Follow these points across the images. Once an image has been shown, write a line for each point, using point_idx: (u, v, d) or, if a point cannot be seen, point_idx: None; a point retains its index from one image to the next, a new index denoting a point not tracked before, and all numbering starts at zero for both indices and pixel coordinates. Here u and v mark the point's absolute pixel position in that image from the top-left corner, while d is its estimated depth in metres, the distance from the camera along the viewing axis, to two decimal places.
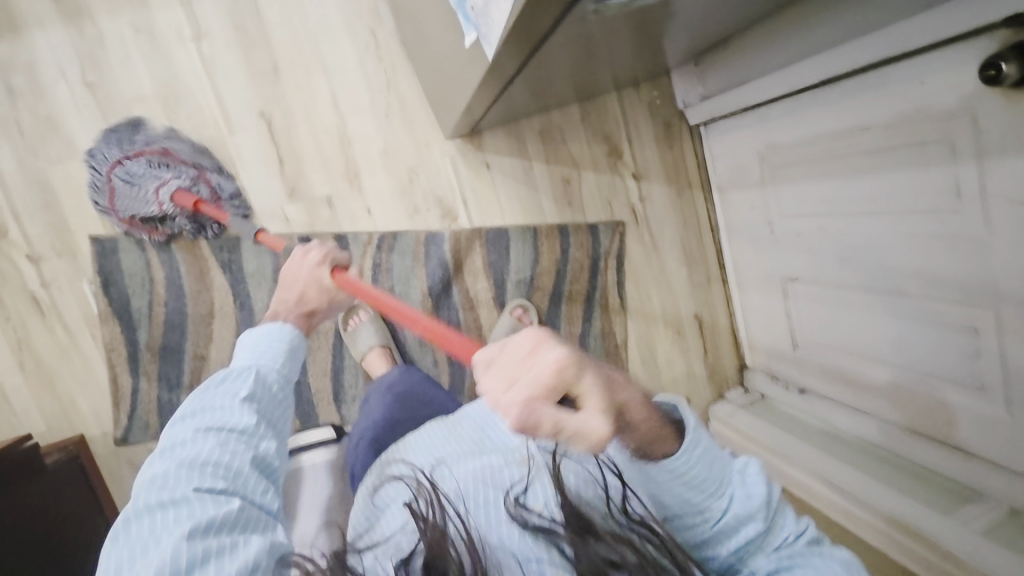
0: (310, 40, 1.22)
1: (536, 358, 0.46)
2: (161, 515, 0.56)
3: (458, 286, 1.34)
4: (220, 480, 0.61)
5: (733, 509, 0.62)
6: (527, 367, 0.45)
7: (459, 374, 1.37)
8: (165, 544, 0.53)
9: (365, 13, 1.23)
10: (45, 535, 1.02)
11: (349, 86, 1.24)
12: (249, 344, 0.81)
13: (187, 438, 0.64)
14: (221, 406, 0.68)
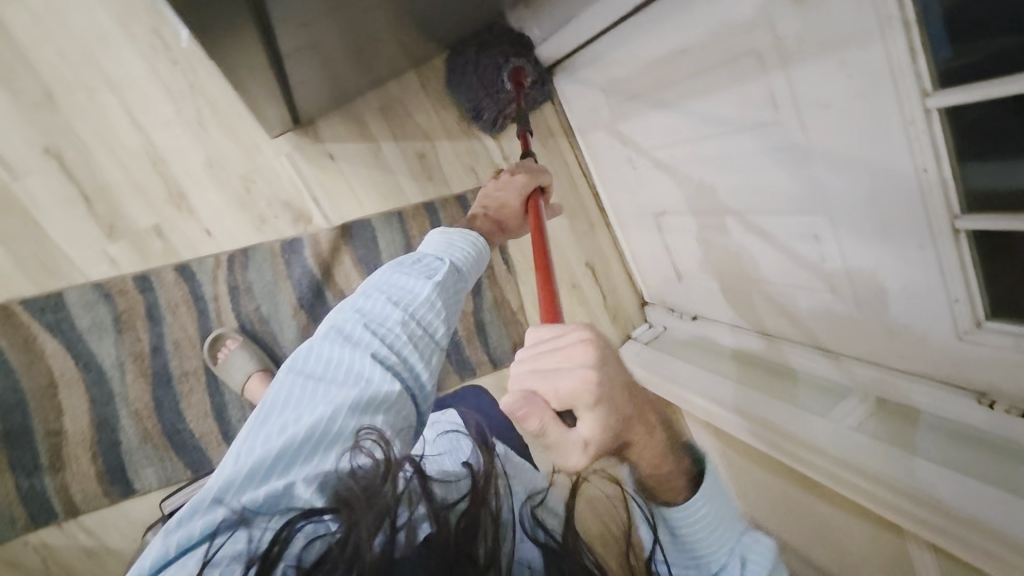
0: (84, 54, 1.06)
1: (552, 361, 0.46)
2: (325, 377, 0.57)
3: (331, 290, 1.24)
4: (386, 359, 0.60)
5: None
6: (549, 367, 0.46)
7: None
8: (320, 408, 0.54)
9: (141, 11, 1.08)
10: None
11: (145, 97, 1.10)
12: (438, 240, 0.78)
13: (376, 322, 0.62)
14: (416, 292, 0.65)
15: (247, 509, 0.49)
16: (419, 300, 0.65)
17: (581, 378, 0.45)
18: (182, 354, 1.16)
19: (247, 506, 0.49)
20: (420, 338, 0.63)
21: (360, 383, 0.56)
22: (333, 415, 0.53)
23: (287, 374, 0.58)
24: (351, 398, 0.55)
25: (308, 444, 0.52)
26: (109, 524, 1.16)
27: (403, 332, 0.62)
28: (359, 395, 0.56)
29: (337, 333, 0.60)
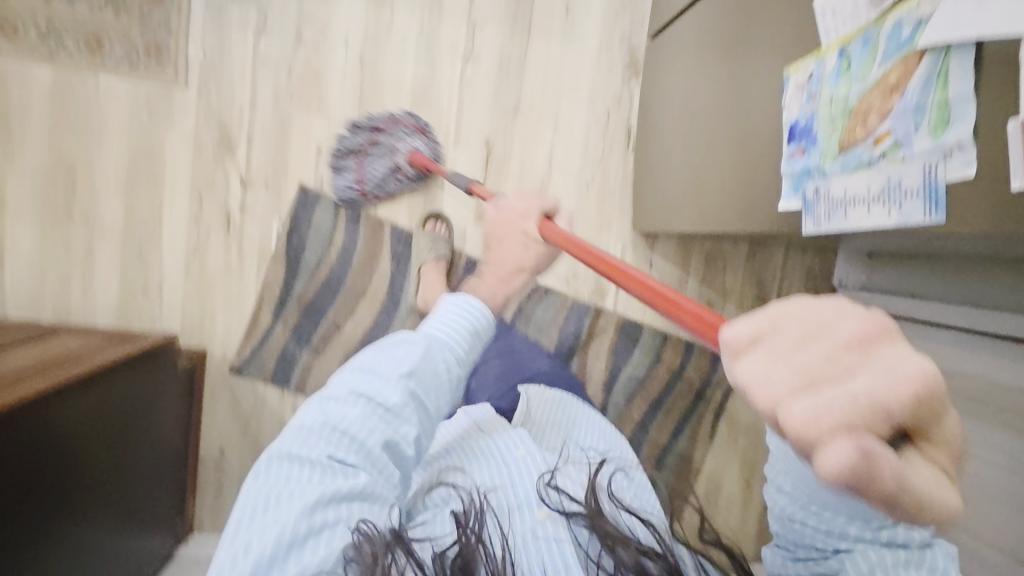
0: (555, 98, 1.30)
1: (847, 366, 0.33)
2: (280, 490, 0.58)
3: (580, 356, 1.39)
4: (352, 448, 0.61)
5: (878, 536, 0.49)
6: (830, 368, 0.34)
7: None
8: (291, 509, 0.56)
9: (610, 95, 1.32)
10: (142, 435, 1.07)
11: (569, 148, 1.32)
12: (450, 305, 0.76)
13: (347, 422, 0.62)
14: (374, 384, 0.65)
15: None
16: (379, 390, 0.65)
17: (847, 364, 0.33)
18: None
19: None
20: (382, 449, 0.64)
21: (293, 487, 0.58)
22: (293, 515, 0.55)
23: (258, 489, 0.58)
24: (320, 493, 0.58)
25: (280, 550, 0.53)
26: None
27: (361, 446, 0.62)
28: (309, 492, 0.57)
29: (317, 444, 0.61)
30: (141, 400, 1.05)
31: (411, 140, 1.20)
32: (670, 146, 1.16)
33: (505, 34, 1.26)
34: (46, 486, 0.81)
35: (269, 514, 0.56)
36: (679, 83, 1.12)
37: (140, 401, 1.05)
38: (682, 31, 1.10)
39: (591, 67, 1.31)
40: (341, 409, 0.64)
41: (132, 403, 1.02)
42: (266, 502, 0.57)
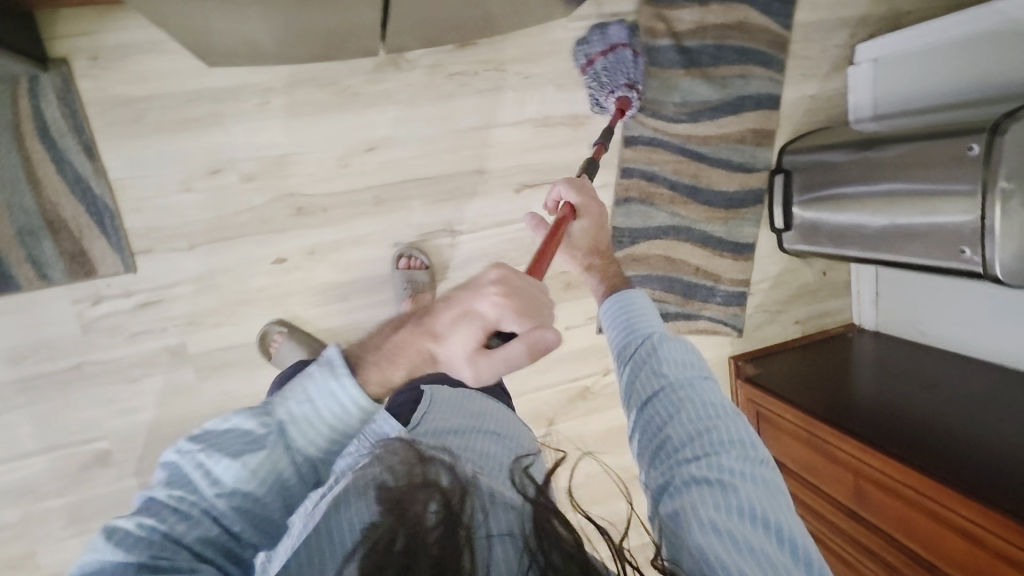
0: (454, 133, 1.28)
1: (472, 309, 0.63)
2: (311, 386, 0.63)
3: (685, 38, 1.38)
4: (213, 479, 0.59)
5: (743, 467, 0.64)
6: (457, 295, 0.64)
7: (756, 54, 1.44)
8: (224, 478, 0.59)
9: (435, 77, 1.24)
10: (822, 381, 1.44)
11: (499, 108, 1.30)
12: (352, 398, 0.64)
13: (318, 393, 0.63)
14: (330, 389, 0.63)
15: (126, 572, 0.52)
16: (345, 403, 0.63)
17: (493, 307, 0.62)
18: (680, 168, 1.44)
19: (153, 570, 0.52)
20: (330, 436, 0.64)
21: (237, 429, 0.62)
22: (266, 454, 0.61)
23: (283, 402, 0.64)
24: (264, 449, 0.61)
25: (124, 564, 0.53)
26: (763, 267, 1.58)
27: (329, 430, 0.64)
28: (278, 453, 0.62)
29: (292, 407, 0.63)
30: (796, 393, 1.42)
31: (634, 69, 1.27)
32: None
33: (419, 201, 1.28)
34: (914, 433, 1.19)
35: (233, 453, 0.60)
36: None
37: (797, 393, 1.42)
38: (397, 8, 1.00)
39: (410, 105, 1.24)
40: (306, 380, 0.64)
41: (811, 394, 1.40)
42: (220, 442, 0.61)
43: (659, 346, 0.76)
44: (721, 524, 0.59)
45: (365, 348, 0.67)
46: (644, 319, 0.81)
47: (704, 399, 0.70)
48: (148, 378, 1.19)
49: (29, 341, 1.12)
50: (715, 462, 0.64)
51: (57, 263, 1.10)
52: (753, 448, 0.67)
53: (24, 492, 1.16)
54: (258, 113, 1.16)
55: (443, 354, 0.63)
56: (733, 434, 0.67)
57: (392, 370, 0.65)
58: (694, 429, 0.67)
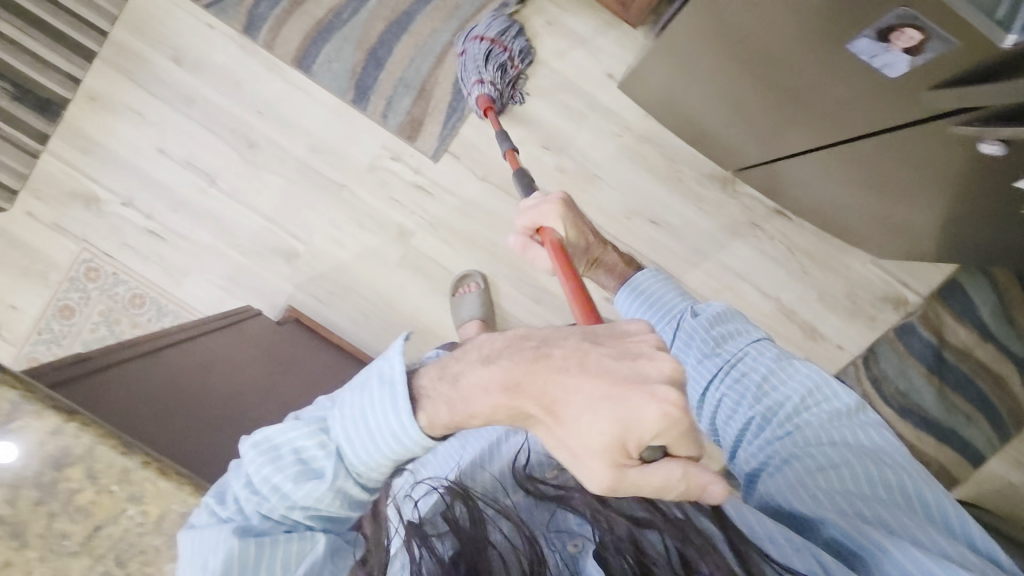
0: (717, 263, 1.37)
1: (630, 402, 0.51)
2: (371, 411, 0.64)
3: (948, 348, 1.39)
4: (287, 483, 0.66)
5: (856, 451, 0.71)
6: (603, 367, 0.53)
7: (994, 410, 1.42)
8: (294, 496, 0.66)
9: (741, 215, 1.35)
10: None
11: (764, 274, 1.37)
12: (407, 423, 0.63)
13: (375, 424, 0.63)
14: (392, 430, 0.63)
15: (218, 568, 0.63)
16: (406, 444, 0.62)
17: (663, 415, 0.50)
18: None
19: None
20: (388, 466, 0.66)
21: (297, 444, 0.67)
22: (327, 486, 0.66)
23: (337, 427, 0.66)
24: (325, 481, 0.66)
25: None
26: None
27: (389, 463, 0.65)
28: (340, 478, 0.66)
29: (351, 432, 0.65)
30: None
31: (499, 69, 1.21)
32: (850, 204, 1.18)
33: None
34: None
35: (302, 476, 0.66)
36: (816, 183, 1.17)
37: None
38: (779, 164, 1.16)
39: (707, 218, 1.35)
40: (366, 405, 0.64)
41: None
42: (286, 452, 0.67)
43: (698, 325, 0.84)
44: (833, 491, 0.68)
45: (455, 370, 0.60)
46: (670, 302, 0.89)
47: (794, 386, 0.76)
48: (370, 233, 1.33)
49: (332, 144, 1.31)
50: (805, 432, 0.73)
51: (400, 115, 1.29)
52: (850, 405, 0.75)
53: (225, 231, 1.31)
54: (607, 137, 1.32)
55: (571, 430, 0.53)
56: (801, 404, 0.75)
57: (480, 408, 0.57)
58: (797, 425, 0.74)
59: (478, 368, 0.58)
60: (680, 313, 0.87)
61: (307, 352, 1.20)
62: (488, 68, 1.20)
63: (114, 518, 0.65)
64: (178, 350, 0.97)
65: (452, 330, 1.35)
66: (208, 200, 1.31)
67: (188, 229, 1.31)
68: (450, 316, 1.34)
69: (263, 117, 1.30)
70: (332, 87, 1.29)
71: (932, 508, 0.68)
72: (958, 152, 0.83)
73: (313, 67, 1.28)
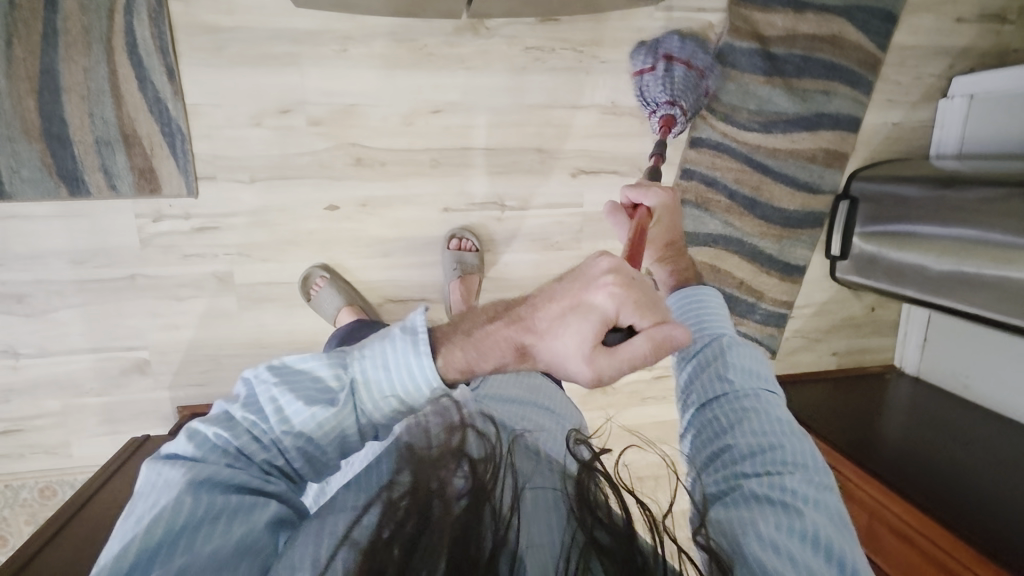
0: (521, 108, 1.27)
1: (588, 300, 0.57)
2: (387, 358, 0.58)
3: (773, 44, 1.32)
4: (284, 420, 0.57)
5: (808, 492, 0.61)
6: (570, 288, 0.58)
7: (844, 72, 1.38)
8: (288, 435, 0.57)
9: (511, 48, 1.23)
10: (851, 420, 1.41)
11: (570, 89, 1.28)
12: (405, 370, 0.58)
13: (393, 362, 0.58)
14: (407, 367, 0.58)
15: (153, 523, 0.50)
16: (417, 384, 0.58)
17: (613, 296, 0.56)
18: (742, 177, 1.40)
19: (138, 555, 0.49)
20: (393, 409, 0.59)
21: (314, 372, 0.59)
22: (332, 415, 0.58)
23: (356, 362, 0.59)
24: (331, 410, 0.57)
25: (173, 533, 0.50)
26: (808, 293, 1.54)
27: (398, 403, 0.59)
28: (345, 412, 0.58)
29: (367, 368, 0.59)
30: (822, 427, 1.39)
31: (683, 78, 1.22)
32: None
33: (475, 170, 1.28)
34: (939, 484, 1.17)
35: (307, 402, 0.57)
36: None
37: (823, 428, 1.38)
38: None
39: (482, 72, 1.23)
40: (384, 345, 0.59)
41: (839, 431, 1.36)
42: (302, 378, 0.59)
43: (720, 350, 0.74)
44: (782, 543, 0.57)
45: (452, 326, 0.63)
46: (709, 313, 0.79)
47: (775, 415, 0.68)
48: (194, 299, 1.24)
49: (91, 246, 1.18)
50: (776, 482, 0.61)
51: (126, 176, 1.15)
52: (818, 473, 0.63)
53: (67, 386, 1.23)
54: (335, 59, 1.17)
55: (547, 343, 0.57)
56: (794, 451, 0.64)
57: (487, 357, 0.58)
58: (758, 441, 0.65)
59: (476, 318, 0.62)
60: (714, 338, 0.76)
61: None
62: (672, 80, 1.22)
63: None
64: (83, 518, 0.99)
65: (333, 329, 1.30)
66: (28, 371, 1.21)
67: (34, 407, 1.23)
68: (320, 319, 1.29)
69: (6, 266, 1.16)
70: (41, 194, 1.13)
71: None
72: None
73: (5, 187, 1.11)
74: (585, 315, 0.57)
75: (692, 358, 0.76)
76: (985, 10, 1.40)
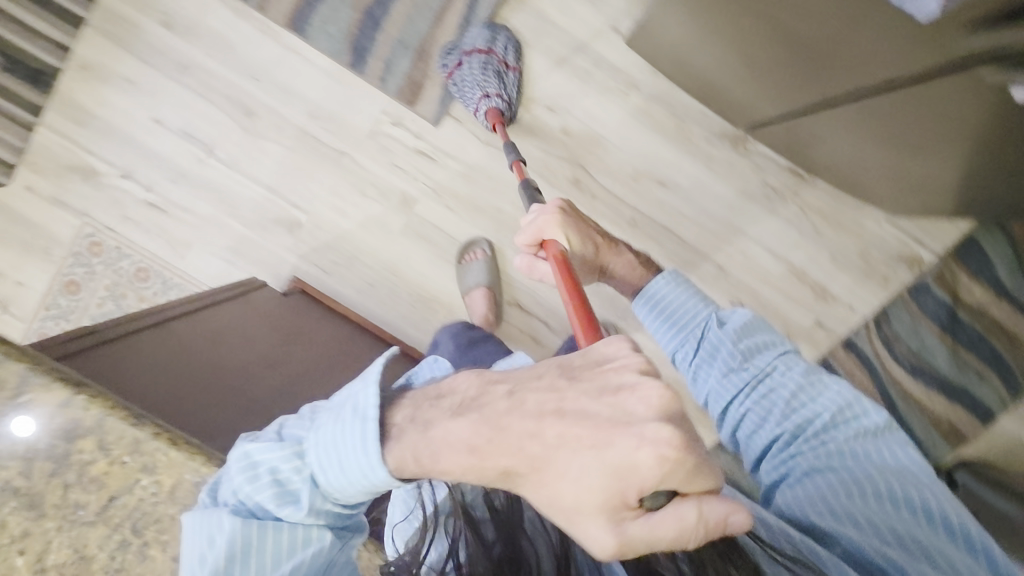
0: (729, 225, 1.34)
1: (617, 448, 0.46)
2: (342, 443, 0.59)
3: (963, 308, 1.37)
4: (271, 491, 0.61)
5: (869, 442, 0.70)
6: (586, 408, 0.49)
7: (1009, 369, 1.40)
8: (276, 511, 0.61)
9: (751, 176, 1.32)
10: None
11: (775, 235, 1.35)
12: (359, 464, 0.58)
13: (347, 456, 0.59)
14: (362, 468, 0.58)
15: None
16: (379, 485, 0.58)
17: (656, 454, 0.45)
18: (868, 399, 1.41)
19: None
20: (368, 495, 0.61)
21: (274, 465, 0.62)
22: (305, 512, 0.61)
23: (311, 454, 0.61)
24: (302, 506, 0.61)
25: None
26: None
27: (366, 493, 0.60)
28: (316, 506, 0.62)
29: (327, 457, 0.60)
30: None
31: (503, 73, 1.20)
32: (864, 162, 1.16)
33: (658, 247, 1.34)
34: None
35: (280, 499, 0.62)
36: (828, 143, 1.15)
37: None
38: (791, 124, 1.13)
39: (717, 178, 1.32)
40: (339, 434, 0.60)
41: None
42: (263, 472, 0.62)
43: (723, 335, 0.78)
44: (860, 514, 0.66)
45: (427, 416, 0.56)
46: (677, 309, 0.84)
47: (794, 381, 0.74)
48: (373, 201, 1.30)
49: (331, 111, 1.27)
50: (829, 443, 0.70)
51: (398, 78, 1.25)
52: (849, 406, 0.72)
53: (227, 202, 1.30)
54: (614, 96, 1.28)
55: (557, 486, 0.48)
56: (834, 420, 0.71)
57: (457, 463, 0.52)
58: (801, 422, 0.72)
59: (449, 420, 0.54)
60: (703, 322, 0.81)
61: (313, 321, 1.20)
62: (490, 70, 1.18)
63: (127, 489, 0.62)
64: (179, 324, 0.98)
65: (458, 298, 1.34)
66: (208, 170, 1.29)
67: (189, 201, 1.30)
68: (456, 284, 1.33)
69: (259, 83, 1.26)
70: (329, 51, 1.24)
71: (954, 528, 0.64)
72: (988, 98, 0.79)
73: (308, 29, 1.24)
74: (608, 464, 0.46)
75: (705, 364, 0.79)
76: None
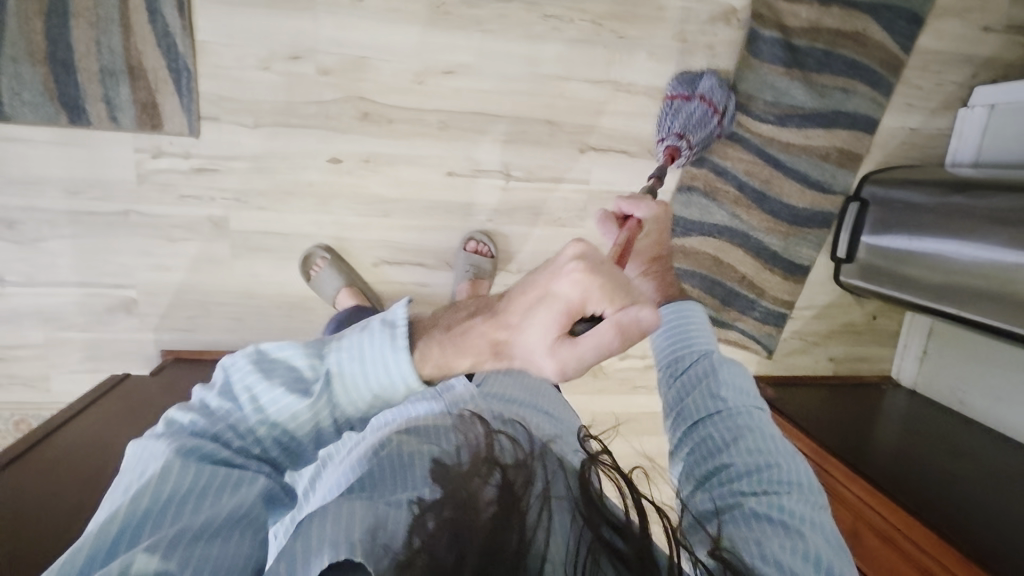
0: (537, 75, 1.25)
1: (550, 289, 0.50)
2: (366, 353, 0.54)
3: (795, 35, 1.30)
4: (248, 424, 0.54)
5: (814, 517, 0.57)
6: (531, 271, 0.52)
7: (865, 71, 1.35)
8: (256, 422, 0.54)
9: (530, 16, 1.21)
10: (843, 425, 1.38)
11: (584, 61, 1.25)
12: (363, 362, 0.54)
13: (370, 359, 0.54)
14: (383, 364, 0.54)
15: (136, 493, 0.48)
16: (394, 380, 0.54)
17: (576, 287, 0.49)
18: (754, 170, 1.37)
19: (122, 526, 0.46)
20: (366, 405, 0.55)
21: (291, 359, 0.56)
22: (310, 404, 0.54)
23: (333, 357, 0.55)
24: (304, 399, 0.54)
25: (154, 512, 0.47)
26: (810, 296, 1.51)
27: (371, 399, 0.55)
28: (321, 404, 0.54)
29: (343, 359, 0.54)
30: (813, 429, 1.35)
31: None
32: None
33: (480, 134, 1.26)
34: (931, 488, 1.15)
35: (285, 387, 0.54)
36: None
37: (813, 429, 1.35)
38: None
39: (498, 36, 1.21)
40: (361, 344, 0.54)
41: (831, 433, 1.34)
42: (246, 387, 0.55)
43: (707, 361, 0.70)
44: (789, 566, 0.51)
45: (414, 320, 0.59)
46: (693, 334, 0.75)
47: (767, 431, 0.64)
48: (186, 242, 1.22)
49: (87, 177, 1.16)
50: (772, 499, 0.57)
51: (128, 109, 1.13)
52: (810, 489, 0.60)
53: (51, 318, 1.21)
54: (348, 8, 1.15)
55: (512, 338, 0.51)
56: (788, 475, 0.59)
57: (441, 350, 0.54)
58: (752, 462, 0.60)
59: (430, 315, 0.58)
60: (702, 352, 0.73)
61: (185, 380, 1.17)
62: None
63: None
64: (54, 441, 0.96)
65: None
66: (12, 299, 1.20)
67: (15, 337, 1.21)
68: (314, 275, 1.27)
69: None
70: (41, 119, 1.11)
71: None
72: None
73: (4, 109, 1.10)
74: (546, 303, 0.49)
75: (673, 370, 0.73)
76: (1011, 20, 1.39)
